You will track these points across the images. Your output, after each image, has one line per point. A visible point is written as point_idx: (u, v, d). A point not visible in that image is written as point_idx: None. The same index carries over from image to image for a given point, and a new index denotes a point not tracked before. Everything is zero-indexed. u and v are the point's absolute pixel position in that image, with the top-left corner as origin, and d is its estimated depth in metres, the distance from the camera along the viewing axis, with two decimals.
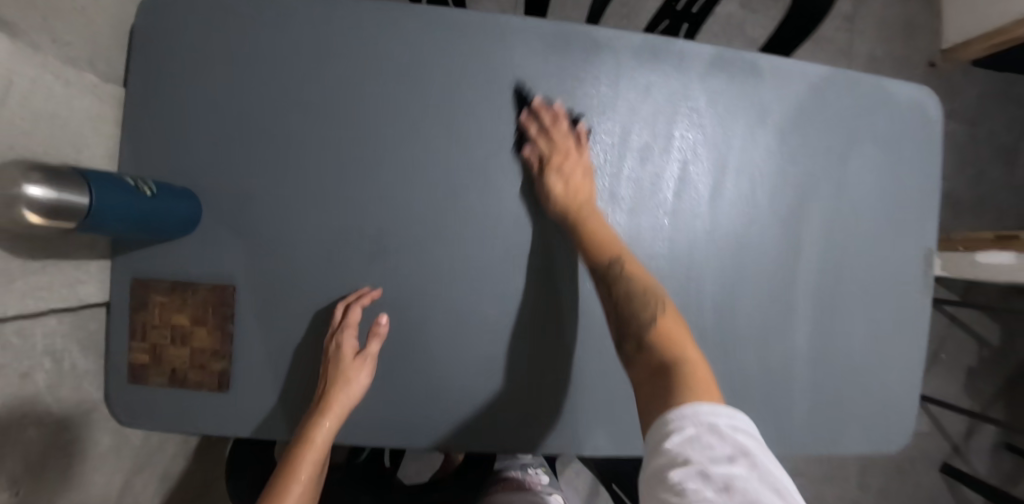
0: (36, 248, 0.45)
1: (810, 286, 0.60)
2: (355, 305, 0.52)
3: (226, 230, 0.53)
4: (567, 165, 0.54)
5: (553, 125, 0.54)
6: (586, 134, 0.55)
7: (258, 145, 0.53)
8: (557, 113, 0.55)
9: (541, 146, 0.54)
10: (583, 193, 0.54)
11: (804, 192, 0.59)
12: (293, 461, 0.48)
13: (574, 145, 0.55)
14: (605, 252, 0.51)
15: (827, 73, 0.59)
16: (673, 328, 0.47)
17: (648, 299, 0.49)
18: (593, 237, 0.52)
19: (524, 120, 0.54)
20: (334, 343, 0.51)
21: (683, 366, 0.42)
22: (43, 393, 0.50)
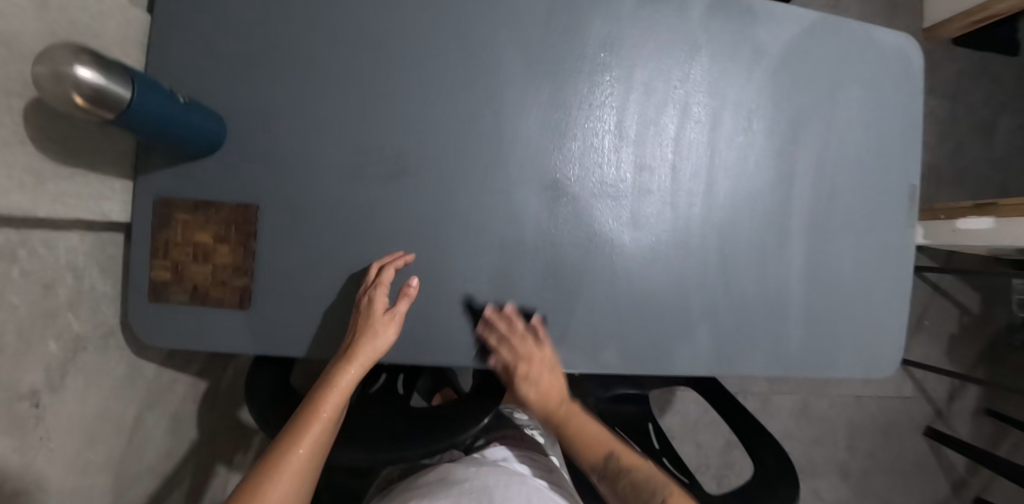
0: (65, 155, 0.47)
1: (801, 216, 0.64)
2: (389, 266, 0.53)
3: (249, 150, 0.55)
4: (534, 369, 0.57)
5: (517, 336, 0.56)
6: (541, 326, 0.58)
7: (282, 68, 0.55)
8: (510, 316, 0.57)
9: (504, 349, 0.56)
10: (554, 394, 0.58)
11: (795, 128, 0.64)
12: (315, 402, 0.46)
13: (538, 348, 0.57)
14: (597, 451, 0.57)
15: (816, 17, 0.63)
16: (679, 497, 0.52)
17: (650, 486, 0.53)
18: (583, 441, 0.58)
19: (482, 333, 0.57)
20: (366, 296, 0.52)
21: None
22: (64, 306, 0.51)
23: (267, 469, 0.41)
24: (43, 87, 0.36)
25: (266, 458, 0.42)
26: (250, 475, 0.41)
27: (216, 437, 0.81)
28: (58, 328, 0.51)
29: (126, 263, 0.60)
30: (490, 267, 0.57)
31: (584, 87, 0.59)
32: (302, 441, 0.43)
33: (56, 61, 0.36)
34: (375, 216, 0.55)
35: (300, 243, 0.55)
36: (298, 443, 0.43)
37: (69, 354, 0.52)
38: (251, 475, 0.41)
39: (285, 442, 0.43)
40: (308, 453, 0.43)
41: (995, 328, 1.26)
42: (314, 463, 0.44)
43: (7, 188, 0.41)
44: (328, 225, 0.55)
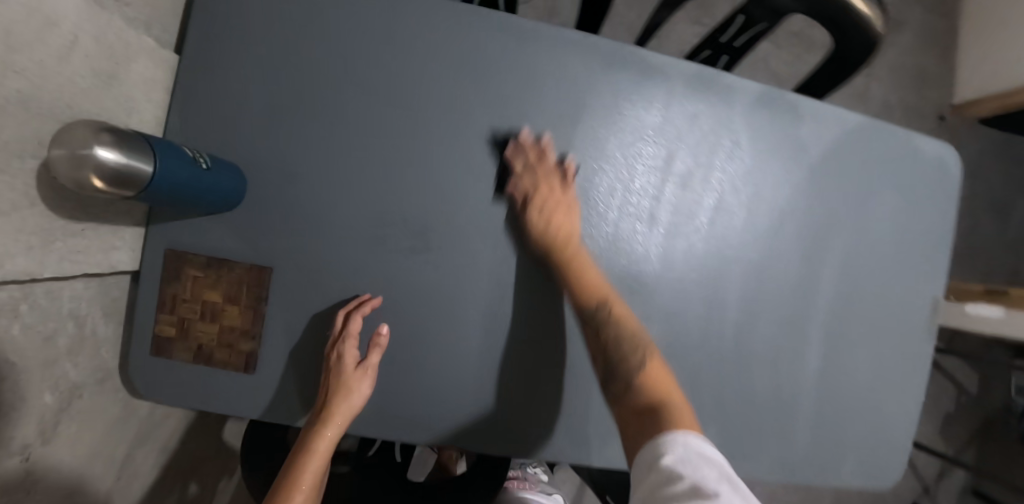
0: (79, 210, 0.45)
1: (823, 321, 0.63)
2: (356, 314, 0.51)
3: (268, 211, 0.52)
4: (550, 200, 0.55)
5: (542, 166, 0.55)
6: (572, 168, 0.56)
7: (311, 124, 0.53)
8: (545, 147, 0.55)
9: (526, 177, 0.54)
10: (565, 232, 0.55)
11: (828, 231, 0.62)
12: (296, 470, 0.50)
13: (562, 191, 0.56)
14: (591, 296, 0.54)
15: (861, 119, 0.62)
16: (656, 367, 0.52)
17: (632, 344, 0.53)
18: (581, 283, 0.54)
19: (509, 155, 0.54)
20: (335, 352, 0.51)
21: (670, 409, 0.48)
22: (63, 355, 0.49)
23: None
24: (58, 169, 0.34)
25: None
26: None
27: (204, 464, 0.79)
28: (55, 378, 0.49)
29: (129, 303, 0.58)
30: (502, 345, 0.56)
31: (619, 170, 0.58)
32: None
33: (76, 144, 0.34)
34: (393, 285, 0.54)
35: (311, 309, 0.53)
36: None
37: (64, 403, 0.50)
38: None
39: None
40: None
41: (989, 408, 1.26)
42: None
43: (14, 253, 0.39)
44: (341, 290, 0.53)
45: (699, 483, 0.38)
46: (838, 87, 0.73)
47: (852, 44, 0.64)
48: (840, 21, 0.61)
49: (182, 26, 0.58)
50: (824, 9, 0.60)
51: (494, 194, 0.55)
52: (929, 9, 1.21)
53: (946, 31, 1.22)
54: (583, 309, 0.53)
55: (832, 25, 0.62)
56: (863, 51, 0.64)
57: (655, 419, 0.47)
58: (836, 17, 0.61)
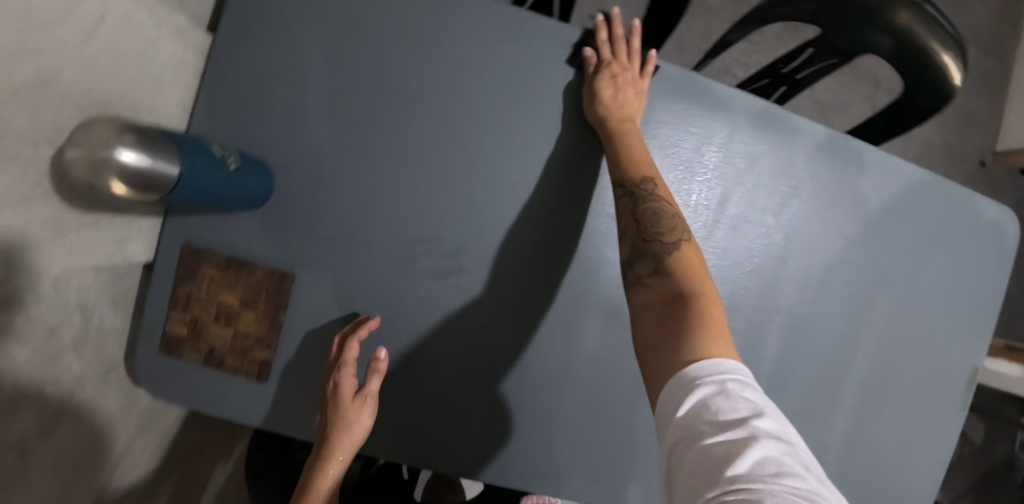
0: (94, 200, 0.41)
1: (860, 382, 0.60)
2: (352, 340, 0.47)
3: (294, 216, 0.49)
4: (621, 78, 0.50)
5: (622, 48, 0.51)
6: (653, 63, 0.51)
7: (344, 128, 0.49)
8: (630, 32, 0.51)
9: (605, 50, 0.50)
10: (627, 112, 0.49)
11: (876, 289, 0.59)
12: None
13: (636, 73, 0.50)
14: (638, 168, 0.48)
15: (924, 176, 0.58)
16: (694, 257, 0.45)
17: (671, 228, 0.46)
18: (630, 152, 0.48)
19: (595, 25, 0.51)
20: (332, 381, 0.47)
21: (703, 303, 0.40)
22: (67, 348, 0.46)
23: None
24: (75, 171, 0.30)
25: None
26: None
27: (202, 452, 0.77)
28: (57, 371, 0.46)
29: (140, 292, 0.55)
30: (526, 380, 0.53)
31: None
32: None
33: (96, 143, 0.30)
34: (416, 308, 0.50)
35: (328, 324, 0.50)
36: None
37: (65, 396, 0.48)
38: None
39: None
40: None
41: (990, 462, 1.25)
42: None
43: (20, 246, 0.35)
44: (363, 309, 0.50)
45: (725, 425, 0.31)
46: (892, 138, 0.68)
47: (919, 95, 0.60)
48: (917, 68, 0.56)
49: (217, 5, 0.54)
50: (904, 52, 0.55)
51: (568, 60, 0.51)
52: (984, 50, 1.15)
53: (999, 74, 1.16)
54: (627, 171, 0.48)
55: (906, 71, 0.58)
56: (930, 108, 0.60)
57: (686, 305, 0.40)
58: (913, 62, 0.56)
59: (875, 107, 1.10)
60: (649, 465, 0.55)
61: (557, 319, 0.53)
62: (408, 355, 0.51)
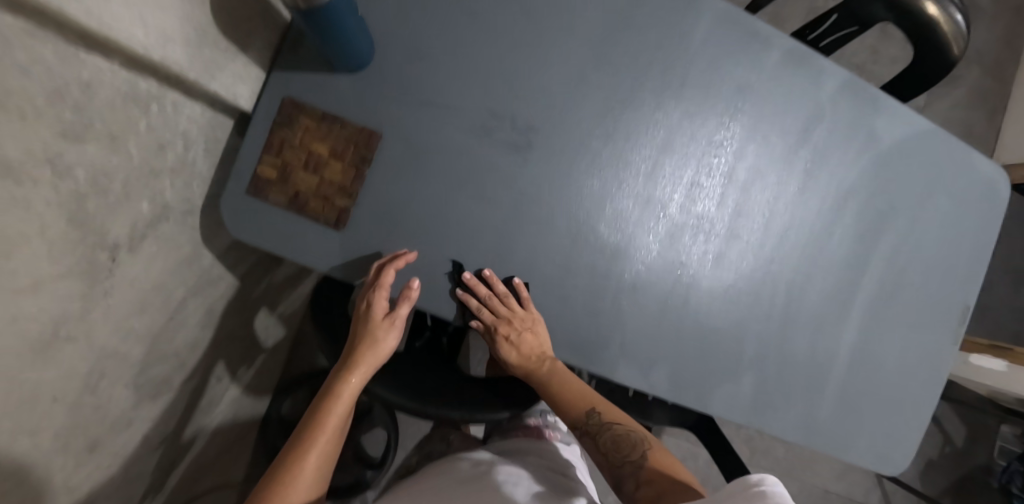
0: (227, 28, 0.47)
1: (866, 302, 0.66)
2: (389, 267, 0.53)
3: (389, 81, 0.54)
4: (514, 329, 0.59)
5: (496, 302, 0.57)
6: (523, 289, 0.57)
7: (441, 6, 0.55)
8: (487, 281, 0.56)
9: (482, 317, 0.57)
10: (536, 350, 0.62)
11: (885, 220, 0.66)
12: (322, 412, 0.53)
13: (519, 311, 0.57)
14: (577, 405, 0.62)
15: (930, 126, 0.67)
16: (656, 450, 0.60)
17: (630, 441, 0.60)
18: (564, 400, 0.63)
19: (461, 297, 0.56)
20: (365, 301, 0.55)
21: (679, 483, 0.56)
22: (167, 171, 0.51)
23: (271, 487, 0.48)
24: None
25: (279, 466, 0.50)
26: (273, 474, 0.50)
27: (233, 346, 0.79)
28: (154, 190, 0.50)
29: (229, 151, 0.60)
30: (574, 259, 0.58)
31: (712, 120, 0.61)
32: (309, 456, 0.50)
33: None
34: (485, 177, 0.56)
35: (406, 179, 0.55)
36: (307, 454, 0.50)
37: (155, 218, 0.52)
38: (260, 491, 0.48)
39: (295, 454, 0.50)
40: (318, 462, 0.51)
41: (972, 464, 1.30)
42: (320, 470, 0.52)
43: (175, 41, 0.41)
44: (439, 175, 0.55)
45: None
46: (914, 96, 0.77)
47: (930, 59, 0.69)
48: (923, 34, 0.65)
49: None
50: (908, 21, 0.64)
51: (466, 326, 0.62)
52: (986, 71, 1.31)
53: (991, 100, 1.30)
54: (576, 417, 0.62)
55: (914, 38, 0.67)
56: (941, 69, 0.69)
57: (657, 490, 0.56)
58: (920, 34, 0.65)
59: None
60: (674, 352, 0.60)
61: (608, 206, 0.59)
62: (474, 219, 0.56)
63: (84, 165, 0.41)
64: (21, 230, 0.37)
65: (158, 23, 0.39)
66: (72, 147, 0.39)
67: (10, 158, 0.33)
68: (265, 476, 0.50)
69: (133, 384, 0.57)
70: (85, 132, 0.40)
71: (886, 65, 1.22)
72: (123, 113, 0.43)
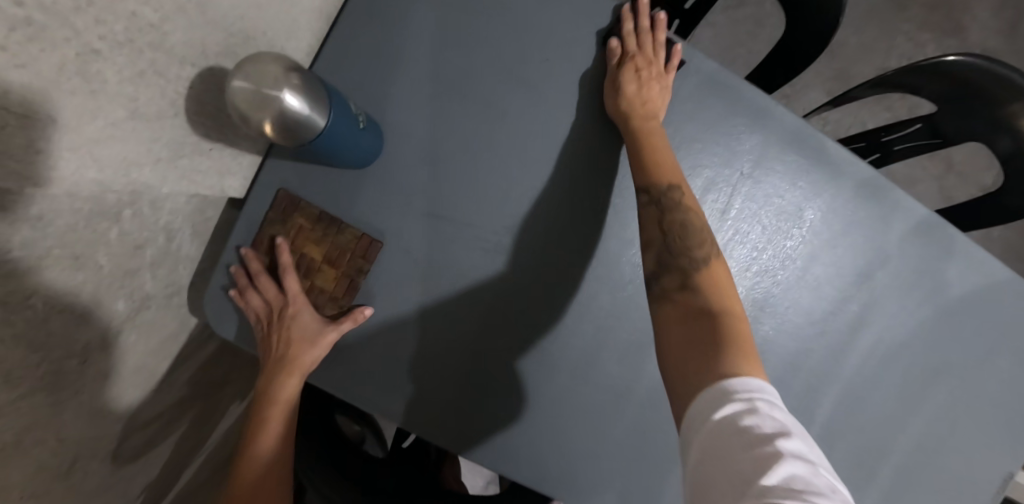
0: (213, 130, 0.41)
1: (899, 463, 0.58)
2: (285, 271, 0.46)
3: (392, 184, 0.48)
4: (648, 70, 0.47)
5: (647, 36, 0.48)
6: (677, 58, 0.48)
7: (462, 105, 0.48)
8: (655, 23, 0.48)
9: (631, 39, 0.47)
10: (651, 106, 0.47)
11: (938, 377, 0.57)
12: (258, 424, 0.46)
13: (660, 69, 0.48)
14: (663, 173, 0.46)
15: (1010, 275, 0.57)
16: (718, 268, 0.44)
17: (698, 235, 0.45)
18: (649, 158, 0.46)
19: (622, 13, 0.48)
20: (285, 310, 0.45)
21: (729, 318, 0.40)
22: (144, 267, 0.46)
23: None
24: (235, 100, 0.29)
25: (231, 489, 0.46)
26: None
27: (222, 387, 0.78)
28: (131, 288, 0.46)
29: (219, 225, 0.56)
30: (580, 395, 0.51)
31: (756, 253, 0.52)
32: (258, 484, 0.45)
33: (264, 80, 0.29)
34: (490, 298, 0.50)
35: (403, 293, 0.49)
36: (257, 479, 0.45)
37: (131, 313, 0.48)
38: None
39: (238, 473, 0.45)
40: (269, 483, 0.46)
41: None
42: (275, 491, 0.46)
43: (141, 163, 0.35)
44: (436, 291, 0.49)
45: (768, 436, 0.30)
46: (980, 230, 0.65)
47: (1014, 197, 0.58)
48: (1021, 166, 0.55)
49: None
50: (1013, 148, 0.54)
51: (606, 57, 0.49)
52: None
53: None
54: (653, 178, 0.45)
55: (1011, 167, 0.56)
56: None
57: (713, 326, 0.39)
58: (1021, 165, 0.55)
59: (946, 192, 1.05)
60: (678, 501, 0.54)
61: (624, 342, 0.51)
62: (471, 343, 0.50)
63: (41, 291, 0.36)
64: None
65: (116, 153, 0.33)
66: (24, 281, 0.34)
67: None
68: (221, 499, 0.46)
69: (111, 456, 0.55)
70: (41, 261, 0.35)
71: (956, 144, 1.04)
72: (89, 230, 0.38)
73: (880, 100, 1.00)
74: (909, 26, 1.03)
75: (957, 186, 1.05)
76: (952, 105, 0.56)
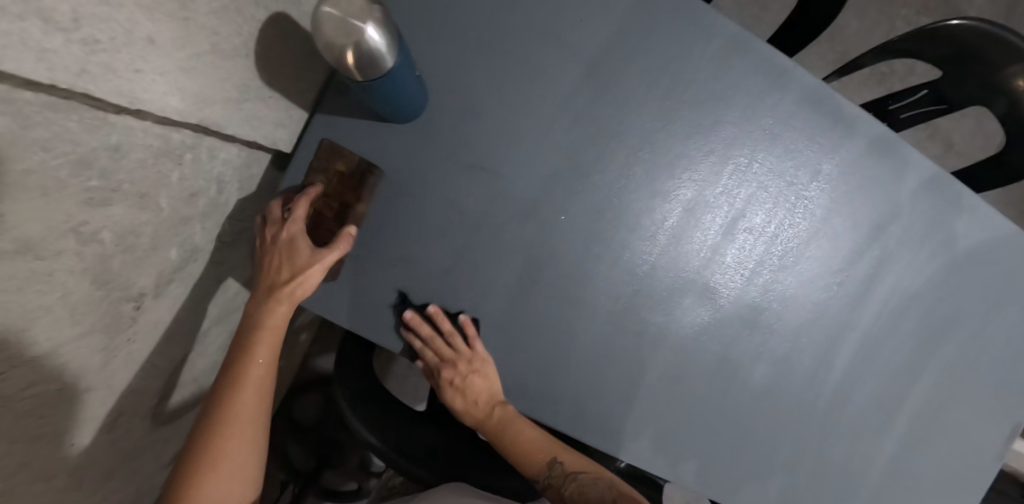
0: (273, 78, 0.43)
1: (911, 411, 0.61)
2: (301, 198, 0.47)
3: (436, 138, 0.50)
4: (460, 371, 0.53)
5: (441, 342, 0.51)
6: (470, 326, 0.51)
7: (502, 63, 0.51)
8: (432, 318, 0.50)
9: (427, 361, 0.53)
10: (485, 398, 0.55)
11: (948, 326, 0.61)
12: (246, 345, 0.46)
13: (466, 349, 0.51)
14: (534, 462, 0.57)
15: (1014, 230, 0.60)
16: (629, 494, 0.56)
17: (599, 492, 0.56)
18: (519, 456, 0.57)
19: (406, 336, 0.51)
20: (285, 235, 0.46)
21: None
22: (197, 217, 0.48)
23: (207, 448, 0.43)
24: (322, 28, 0.31)
25: (211, 408, 0.45)
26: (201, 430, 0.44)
27: None
28: (184, 236, 0.47)
29: (262, 184, 0.58)
30: (615, 344, 0.54)
31: (779, 207, 0.55)
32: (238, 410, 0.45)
33: (351, 10, 0.31)
34: (529, 251, 0.52)
35: (446, 244, 0.51)
36: (235, 402, 0.45)
37: (181, 263, 0.49)
38: (197, 444, 0.44)
39: (224, 393, 0.45)
40: (249, 408, 0.45)
41: None
42: (261, 415, 0.47)
43: (214, 99, 0.37)
44: (476, 246, 0.51)
45: None
46: (986, 190, 0.70)
47: (1017, 155, 0.63)
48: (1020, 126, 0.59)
49: None
50: (1013, 108, 0.58)
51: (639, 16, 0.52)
52: None
53: None
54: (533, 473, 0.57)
55: (1011, 127, 0.60)
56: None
57: None
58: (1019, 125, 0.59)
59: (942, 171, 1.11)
60: (707, 444, 0.56)
61: (654, 293, 0.54)
62: (510, 295, 0.52)
63: (111, 227, 0.38)
64: (41, 302, 0.34)
65: (197, 86, 0.35)
66: (98, 212, 0.36)
67: (6, 251, 0.29)
68: (198, 419, 0.45)
69: (149, 413, 0.56)
70: (114, 195, 0.37)
71: (953, 120, 1.10)
72: (157, 169, 0.40)
73: (883, 80, 1.05)
74: (906, 11, 1.09)
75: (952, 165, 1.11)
76: (954, 69, 0.61)
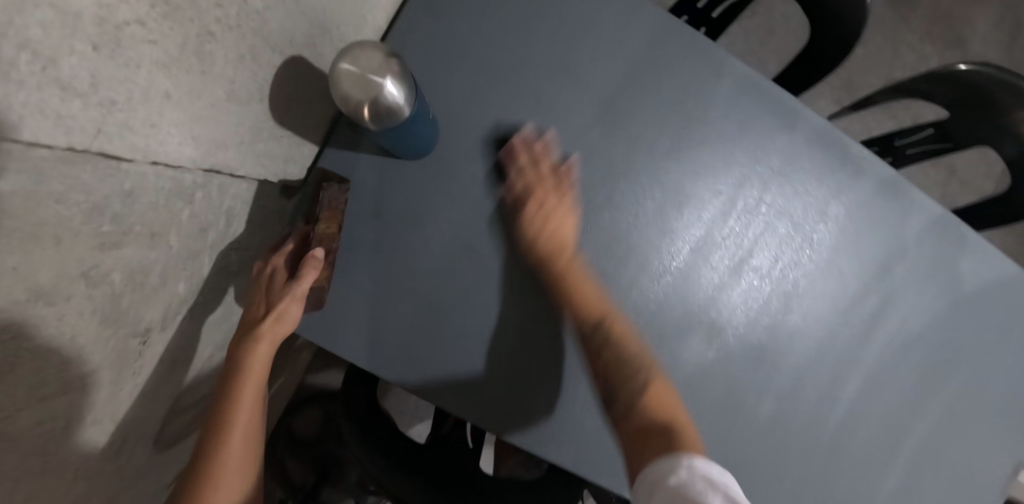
0: (284, 117, 0.43)
1: (914, 449, 0.61)
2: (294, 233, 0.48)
3: (444, 174, 0.51)
4: (548, 203, 0.50)
5: (540, 170, 0.51)
6: (571, 170, 0.51)
7: (512, 102, 0.51)
8: (536, 150, 0.51)
9: (526, 178, 0.50)
10: (559, 237, 0.50)
11: (952, 366, 0.60)
12: (232, 392, 0.44)
13: (555, 183, 0.51)
14: (589, 312, 0.48)
15: (1016, 271, 0.61)
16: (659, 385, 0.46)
17: (633, 366, 0.47)
18: (579, 292, 0.48)
19: (504, 158, 0.50)
20: (269, 266, 0.46)
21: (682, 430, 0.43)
22: (206, 249, 0.48)
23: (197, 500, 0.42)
24: (342, 83, 0.32)
25: (201, 458, 0.43)
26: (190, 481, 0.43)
27: None
28: (193, 269, 0.47)
29: (269, 212, 0.58)
30: None
31: (786, 248, 0.55)
32: (228, 458, 0.43)
33: (370, 66, 0.31)
34: (537, 286, 0.51)
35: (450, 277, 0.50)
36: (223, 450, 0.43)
37: (189, 295, 0.49)
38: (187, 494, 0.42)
39: (212, 441, 0.43)
40: (240, 453, 0.44)
41: None
42: (252, 459, 0.45)
43: (227, 142, 0.37)
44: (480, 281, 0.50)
45: None
46: (992, 229, 0.70)
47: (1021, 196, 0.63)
48: None
49: None
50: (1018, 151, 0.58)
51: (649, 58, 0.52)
52: None
53: None
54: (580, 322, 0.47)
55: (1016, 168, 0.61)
56: None
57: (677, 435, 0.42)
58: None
59: (946, 198, 1.11)
60: None
61: (660, 331, 0.54)
62: (518, 331, 0.50)
63: (121, 267, 0.37)
64: (51, 347, 0.33)
65: (211, 132, 0.35)
66: (109, 255, 0.35)
67: (19, 300, 0.28)
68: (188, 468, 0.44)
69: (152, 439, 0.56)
70: (126, 237, 0.36)
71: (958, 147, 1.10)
72: (168, 208, 0.40)
73: (888, 107, 1.06)
74: (912, 37, 1.09)
75: (957, 192, 1.11)
76: (959, 110, 0.61)
